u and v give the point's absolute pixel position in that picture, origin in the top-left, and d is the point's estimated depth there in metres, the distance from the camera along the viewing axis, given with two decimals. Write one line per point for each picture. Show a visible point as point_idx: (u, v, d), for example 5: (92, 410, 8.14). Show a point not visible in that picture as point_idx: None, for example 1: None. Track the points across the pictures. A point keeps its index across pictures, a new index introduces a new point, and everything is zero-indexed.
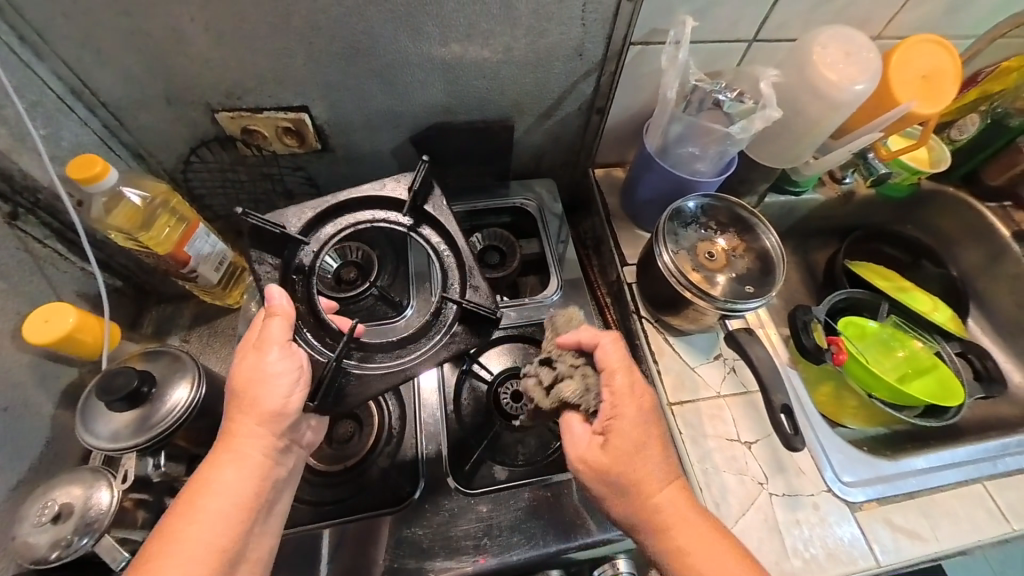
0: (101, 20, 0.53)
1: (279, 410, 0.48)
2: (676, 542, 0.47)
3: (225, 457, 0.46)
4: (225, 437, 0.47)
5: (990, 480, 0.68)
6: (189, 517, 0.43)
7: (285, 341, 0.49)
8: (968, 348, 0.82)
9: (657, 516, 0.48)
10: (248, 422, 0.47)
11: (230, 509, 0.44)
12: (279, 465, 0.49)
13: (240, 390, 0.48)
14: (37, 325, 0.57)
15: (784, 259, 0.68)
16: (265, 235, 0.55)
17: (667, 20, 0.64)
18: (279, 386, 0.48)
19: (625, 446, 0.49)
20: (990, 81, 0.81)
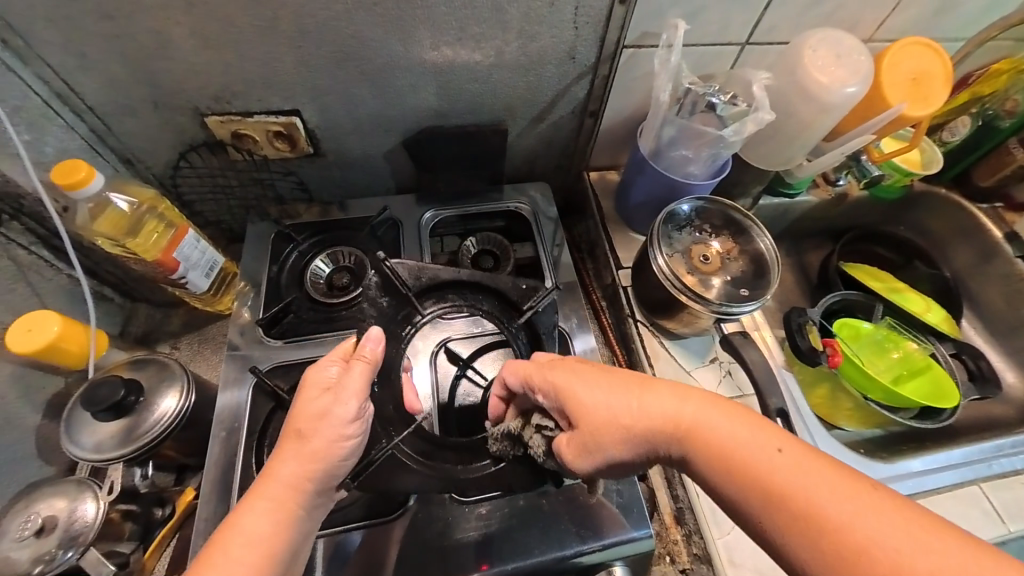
0: (84, 23, 0.52)
1: (335, 462, 0.47)
2: (724, 461, 0.39)
3: (264, 501, 0.43)
4: (267, 477, 0.45)
5: (985, 480, 0.68)
6: (216, 566, 0.39)
7: (360, 395, 0.49)
8: (961, 348, 0.82)
9: (701, 443, 0.41)
10: (299, 466, 0.45)
11: (258, 564, 0.41)
12: (308, 521, 0.46)
13: (298, 432, 0.47)
14: (18, 334, 0.55)
15: (779, 262, 0.67)
16: (394, 290, 0.59)
17: (659, 23, 0.64)
18: (344, 440, 0.47)
19: (602, 413, 0.46)
20: (982, 82, 0.83)
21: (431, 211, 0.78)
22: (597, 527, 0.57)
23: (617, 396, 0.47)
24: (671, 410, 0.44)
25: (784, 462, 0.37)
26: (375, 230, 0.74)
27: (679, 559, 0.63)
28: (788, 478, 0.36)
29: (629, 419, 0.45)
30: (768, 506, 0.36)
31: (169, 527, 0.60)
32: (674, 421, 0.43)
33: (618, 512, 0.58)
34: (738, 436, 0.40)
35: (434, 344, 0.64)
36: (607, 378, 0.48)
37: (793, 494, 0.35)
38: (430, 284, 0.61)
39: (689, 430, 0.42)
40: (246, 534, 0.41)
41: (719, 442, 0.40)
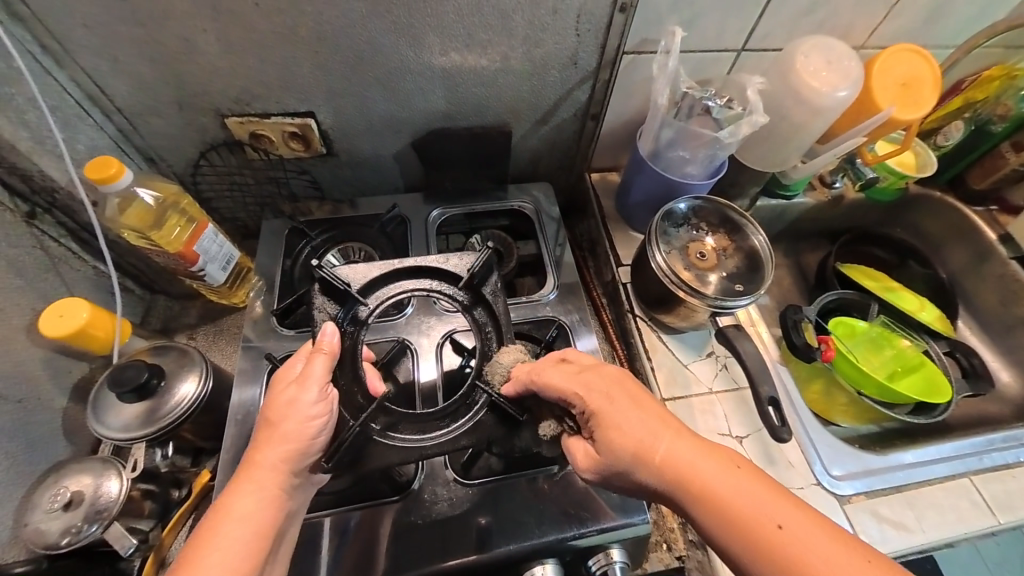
0: (117, 29, 0.56)
1: (308, 442, 0.50)
2: (734, 513, 0.41)
3: (250, 484, 0.48)
4: (249, 463, 0.49)
5: (977, 473, 0.70)
6: (212, 543, 0.44)
7: (324, 381, 0.51)
8: (955, 346, 0.83)
9: (714, 495, 0.42)
10: (275, 450, 0.49)
11: (250, 537, 0.46)
12: (292, 497, 0.50)
13: (272, 420, 0.50)
14: (51, 319, 0.59)
15: (772, 258, 0.70)
16: (334, 290, 0.56)
17: (656, 30, 0.67)
18: (313, 422, 0.50)
19: (634, 436, 0.47)
20: (974, 88, 0.86)
21: (438, 209, 0.82)
22: (596, 511, 0.59)
23: (644, 437, 0.47)
24: (706, 465, 0.44)
25: (810, 539, 0.39)
26: (384, 226, 0.77)
27: (676, 546, 0.65)
28: (799, 539, 0.39)
29: (657, 457, 0.46)
30: (774, 565, 0.39)
31: (186, 507, 0.63)
32: (705, 475, 0.43)
33: (615, 501, 0.60)
34: (752, 495, 0.42)
35: (440, 337, 0.67)
36: (641, 412, 0.48)
37: (799, 555, 0.38)
38: (370, 281, 0.57)
39: (700, 476, 0.44)
40: (235, 513, 0.46)
41: (740, 507, 0.41)
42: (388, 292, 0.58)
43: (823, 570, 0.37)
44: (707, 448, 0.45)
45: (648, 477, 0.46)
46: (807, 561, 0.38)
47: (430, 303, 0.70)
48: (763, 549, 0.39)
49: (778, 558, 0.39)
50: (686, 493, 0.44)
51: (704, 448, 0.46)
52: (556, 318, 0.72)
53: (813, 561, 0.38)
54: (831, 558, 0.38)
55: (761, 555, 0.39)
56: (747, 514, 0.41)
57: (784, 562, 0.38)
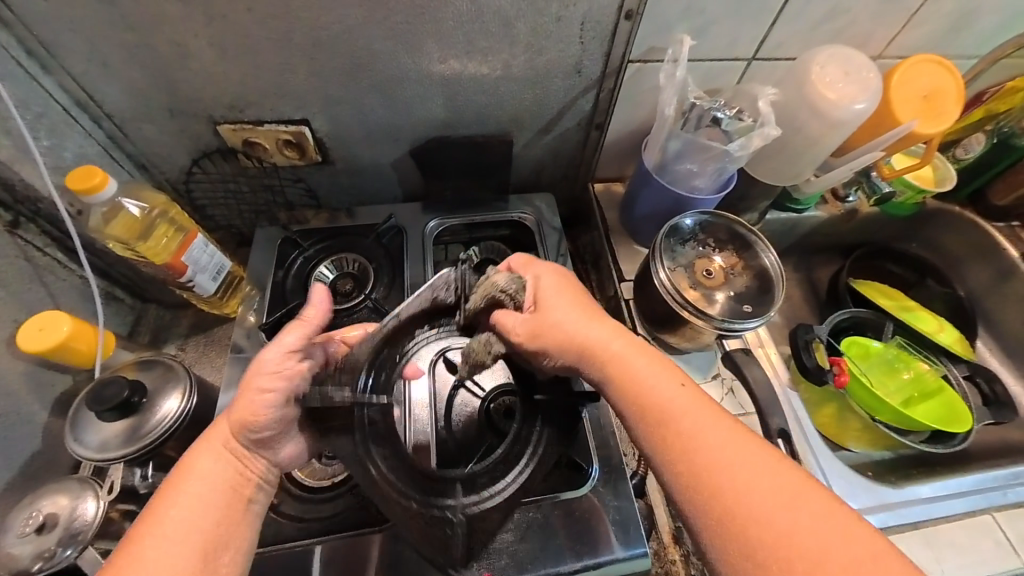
0: (105, 35, 0.54)
1: (264, 407, 0.46)
2: (644, 398, 0.46)
3: (208, 443, 0.46)
4: (214, 424, 0.47)
5: (999, 509, 0.66)
6: (169, 498, 0.43)
7: (291, 350, 0.49)
8: (976, 371, 0.79)
9: (635, 385, 0.46)
10: (239, 410, 0.46)
11: (202, 499, 0.43)
12: (255, 469, 0.47)
13: (244, 384, 0.48)
14: (31, 333, 0.57)
15: (783, 278, 0.67)
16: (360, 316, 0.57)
17: (665, 38, 0.64)
18: (264, 395, 0.46)
19: (577, 336, 0.51)
20: (997, 99, 0.81)
21: (436, 220, 0.79)
22: (593, 543, 0.56)
23: (589, 336, 0.50)
24: (652, 375, 0.47)
25: (723, 453, 0.41)
26: (380, 237, 0.75)
27: None
28: (699, 433, 0.42)
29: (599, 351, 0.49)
30: (671, 449, 0.43)
31: None
32: (650, 384, 0.46)
33: (614, 530, 0.57)
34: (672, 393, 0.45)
35: (433, 353, 0.61)
36: (587, 320, 0.51)
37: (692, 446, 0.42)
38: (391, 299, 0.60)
39: (625, 370, 0.48)
40: (194, 471, 0.44)
41: (655, 400, 0.45)
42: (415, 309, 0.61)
43: (731, 482, 0.40)
44: (658, 363, 0.48)
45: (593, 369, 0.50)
46: (720, 474, 0.40)
47: None
48: (682, 454, 0.42)
49: (693, 467, 0.41)
50: (624, 393, 0.47)
51: (655, 359, 0.48)
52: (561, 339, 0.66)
53: (704, 455, 0.41)
54: (748, 475, 0.40)
55: (676, 462, 0.42)
56: (679, 423, 0.43)
57: (696, 468, 0.41)
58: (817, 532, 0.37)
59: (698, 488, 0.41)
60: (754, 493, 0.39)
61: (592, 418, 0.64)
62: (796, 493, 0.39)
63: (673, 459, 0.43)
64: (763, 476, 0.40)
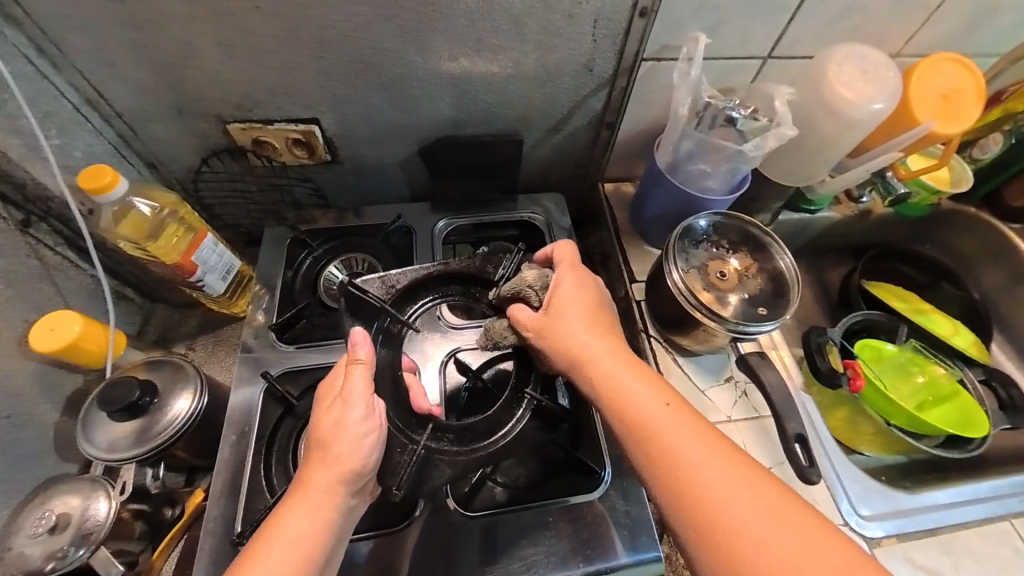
0: (114, 33, 0.53)
1: (361, 464, 0.47)
2: (632, 414, 0.47)
3: (303, 503, 0.45)
4: (304, 482, 0.46)
5: (1016, 516, 0.65)
6: (263, 559, 0.43)
7: (367, 399, 0.49)
8: (991, 375, 0.78)
9: (623, 401, 0.48)
10: (328, 473, 0.46)
11: (297, 562, 0.43)
12: (346, 517, 0.47)
13: (321, 441, 0.47)
14: (42, 333, 0.57)
15: (798, 281, 0.66)
16: (362, 305, 0.55)
17: (678, 36, 0.64)
18: (363, 441, 0.47)
19: (573, 346, 0.51)
20: (1015, 98, 0.78)
21: (444, 220, 0.79)
22: (604, 548, 0.56)
23: (583, 348, 0.51)
24: (641, 392, 0.48)
25: (706, 471, 0.43)
26: (389, 237, 0.75)
27: None
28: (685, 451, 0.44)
29: (589, 363, 0.50)
30: (657, 466, 0.44)
31: (177, 529, 0.61)
32: (638, 402, 0.47)
33: (625, 535, 0.57)
34: (660, 410, 0.46)
35: (445, 353, 0.65)
36: (586, 331, 0.52)
37: (676, 462, 0.43)
38: (400, 291, 0.58)
39: (613, 386, 0.48)
40: (289, 531, 0.44)
41: (642, 415, 0.46)
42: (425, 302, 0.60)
43: (710, 500, 0.41)
44: (647, 380, 0.49)
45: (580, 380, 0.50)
46: (701, 492, 0.42)
47: (434, 317, 0.68)
48: (665, 470, 0.44)
49: (675, 483, 0.43)
50: (612, 406, 0.48)
51: (644, 375, 0.49)
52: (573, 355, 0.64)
53: (688, 474, 0.43)
54: (729, 494, 0.41)
55: (660, 477, 0.44)
56: (664, 441, 0.45)
57: (679, 485, 0.43)
58: (798, 554, 0.38)
59: (679, 503, 0.43)
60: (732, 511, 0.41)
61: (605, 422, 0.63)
62: (775, 514, 0.40)
63: (659, 476, 0.44)
64: (743, 495, 0.41)
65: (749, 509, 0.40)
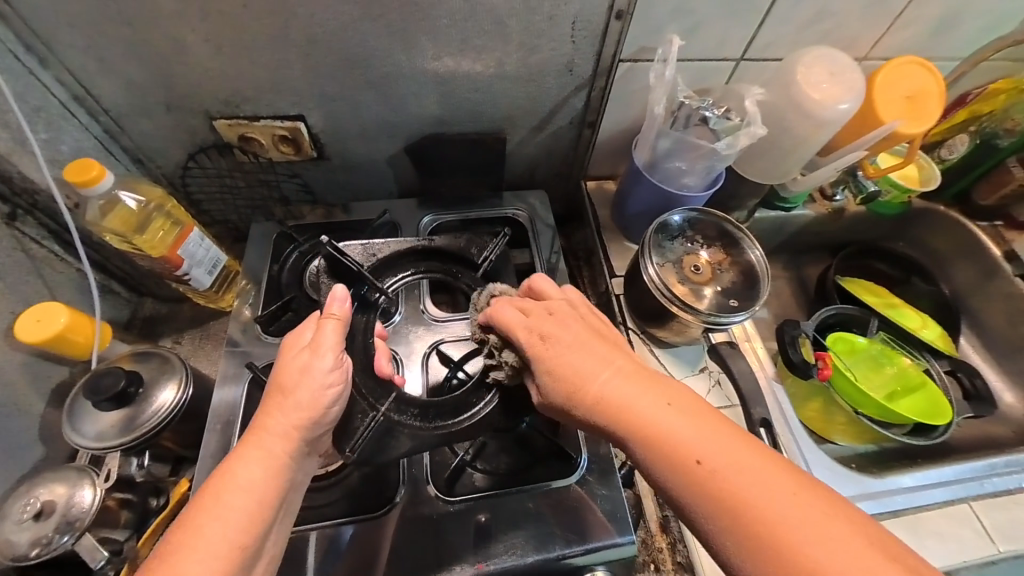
0: (103, 30, 0.55)
1: (322, 412, 0.49)
2: (659, 438, 0.41)
3: (257, 451, 0.45)
4: (258, 429, 0.47)
5: (977, 499, 0.68)
6: (213, 506, 0.42)
7: (337, 349, 0.51)
8: (957, 366, 0.81)
9: (651, 428, 0.42)
10: (288, 417, 0.47)
11: (253, 508, 0.43)
12: (299, 468, 0.48)
13: (282, 387, 0.49)
14: (28, 323, 0.58)
15: (769, 273, 0.68)
16: (340, 265, 0.64)
17: (654, 38, 0.66)
18: (327, 391, 0.49)
19: (570, 376, 0.47)
20: (980, 101, 0.83)
21: (431, 215, 0.80)
22: (582, 530, 0.57)
23: (616, 395, 0.44)
24: (690, 430, 0.41)
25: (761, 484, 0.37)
26: (376, 233, 0.76)
27: (664, 568, 0.62)
28: (731, 467, 0.38)
29: (595, 392, 0.45)
30: (710, 495, 0.38)
31: (162, 518, 0.60)
32: (691, 444, 0.40)
33: (603, 518, 0.58)
34: (687, 425, 0.41)
35: (428, 346, 0.67)
36: (608, 378, 0.46)
37: (731, 485, 0.37)
38: (381, 261, 0.67)
39: (633, 414, 0.43)
40: (240, 479, 0.44)
41: (676, 437, 0.40)
42: (404, 276, 0.68)
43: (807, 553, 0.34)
44: (696, 415, 0.42)
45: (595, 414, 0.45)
46: (796, 542, 0.34)
47: (418, 311, 0.69)
48: (716, 493, 0.37)
49: (769, 536, 0.35)
50: (666, 462, 0.40)
51: (689, 408, 0.42)
52: None
53: (747, 496, 0.37)
54: (825, 540, 0.34)
55: (738, 523, 0.36)
56: (727, 483, 0.37)
57: (748, 517, 0.36)
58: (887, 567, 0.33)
59: (743, 527, 0.36)
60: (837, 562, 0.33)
61: None
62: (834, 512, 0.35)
63: (717, 506, 0.37)
64: (836, 531, 0.34)
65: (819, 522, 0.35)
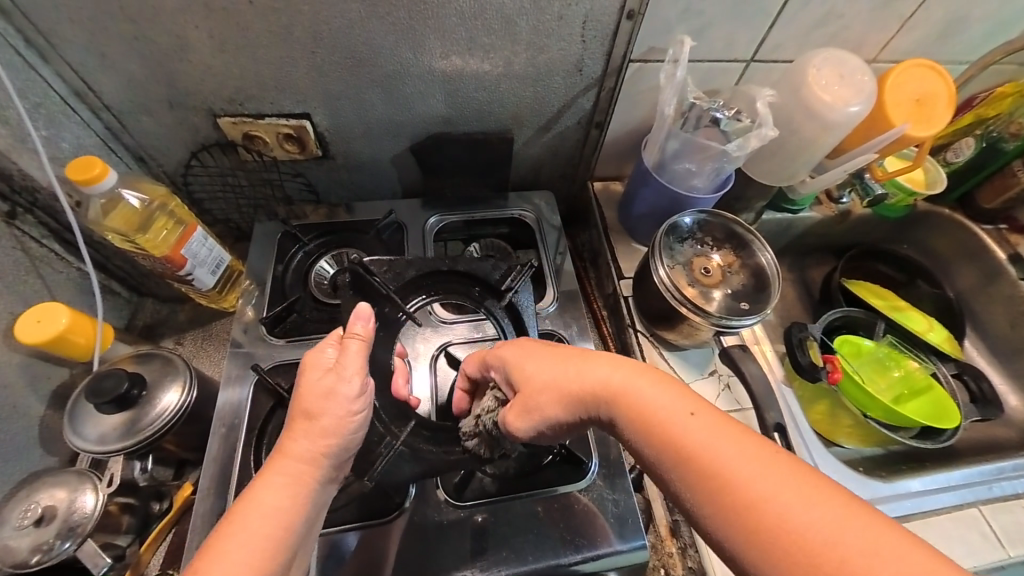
0: (105, 25, 0.53)
1: (346, 438, 0.48)
2: (632, 413, 0.42)
3: (281, 476, 0.44)
4: (282, 454, 0.45)
5: (985, 503, 0.68)
6: (238, 532, 0.40)
7: (361, 374, 0.49)
8: (963, 369, 0.81)
9: (626, 405, 0.42)
10: (314, 444, 0.46)
11: (277, 535, 0.42)
12: (323, 494, 0.47)
13: (307, 412, 0.47)
14: (29, 324, 0.57)
15: (779, 276, 0.68)
16: (367, 285, 0.58)
17: (665, 38, 0.65)
18: (353, 418, 0.48)
19: (544, 371, 0.48)
20: (986, 105, 0.83)
21: (436, 216, 0.80)
22: (592, 536, 0.57)
23: (587, 381, 0.45)
24: (664, 405, 0.41)
25: (731, 451, 0.37)
26: (380, 233, 0.75)
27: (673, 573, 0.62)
28: (701, 437, 0.38)
29: (565, 383, 0.46)
30: (681, 466, 0.38)
31: (165, 521, 0.61)
32: (667, 414, 0.40)
33: (612, 525, 0.58)
34: (662, 400, 0.41)
35: (436, 348, 0.66)
36: (578, 365, 0.47)
37: (701, 456, 0.37)
38: (405, 281, 0.61)
39: (608, 395, 0.44)
40: (265, 504, 0.42)
41: (648, 411, 0.41)
42: (425, 296, 0.64)
43: (787, 513, 0.33)
44: (667, 384, 0.42)
45: (566, 403, 0.46)
46: (768, 505, 0.34)
47: (426, 312, 0.69)
48: (686, 460, 0.38)
49: (740, 503, 0.35)
50: (642, 434, 0.41)
51: (666, 387, 0.42)
52: (554, 331, 0.71)
53: (718, 464, 0.36)
54: (802, 498, 0.34)
55: (707, 490, 0.36)
56: (702, 452, 0.37)
57: (717, 485, 0.36)
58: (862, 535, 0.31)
59: (709, 492, 0.36)
60: (818, 518, 0.33)
61: (595, 431, 0.64)
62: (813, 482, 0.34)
63: (689, 476, 0.37)
64: (812, 491, 0.34)
65: (788, 487, 0.34)
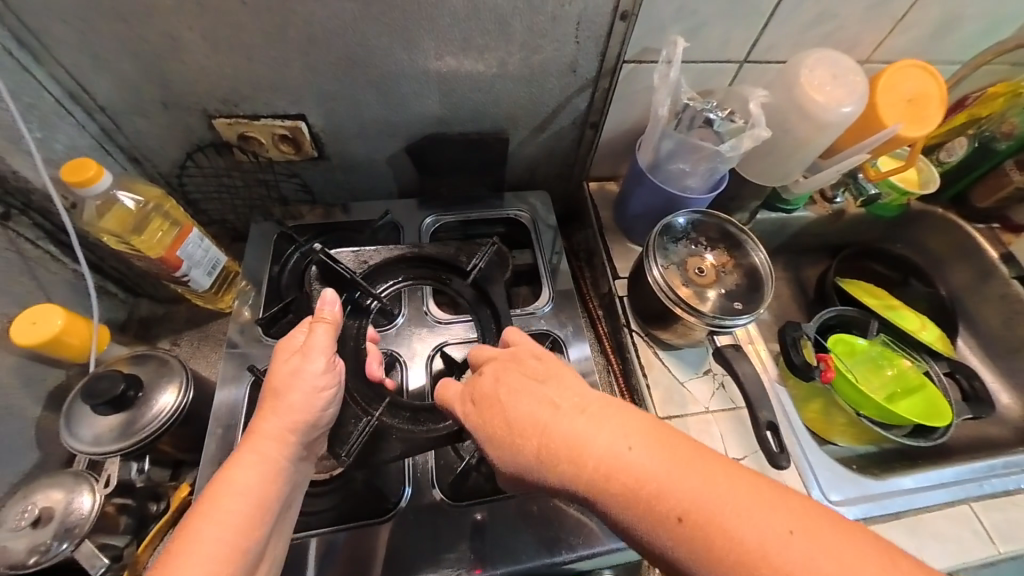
0: (100, 27, 0.54)
1: (315, 414, 0.49)
2: (620, 476, 0.39)
3: (253, 455, 0.45)
4: (254, 434, 0.46)
5: (977, 501, 0.69)
6: (210, 510, 0.41)
7: (329, 352, 0.51)
8: (956, 367, 0.82)
9: (614, 466, 0.39)
10: (283, 422, 0.47)
11: (251, 511, 0.42)
12: (296, 472, 0.47)
13: (275, 391, 0.48)
14: (23, 326, 0.57)
15: (773, 275, 0.68)
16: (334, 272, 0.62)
17: (658, 39, 0.66)
18: (320, 394, 0.49)
19: (524, 423, 0.45)
20: (979, 104, 0.84)
21: (431, 216, 0.80)
22: (586, 536, 0.57)
23: (570, 437, 0.42)
24: (654, 463, 0.38)
25: (731, 512, 0.35)
26: (376, 232, 0.75)
27: None
28: (698, 498, 0.36)
29: (545, 439, 0.43)
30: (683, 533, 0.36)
31: (163, 523, 0.60)
32: (656, 478, 0.38)
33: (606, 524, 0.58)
34: (653, 457, 0.39)
35: (431, 348, 0.66)
36: (555, 419, 0.44)
37: (702, 520, 0.35)
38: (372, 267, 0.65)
39: (594, 455, 0.40)
40: (238, 483, 0.43)
41: (637, 473, 0.38)
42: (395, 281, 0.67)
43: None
44: (651, 440, 0.40)
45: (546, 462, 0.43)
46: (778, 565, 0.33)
47: (421, 312, 0.69)
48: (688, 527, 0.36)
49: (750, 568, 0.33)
50: (633, 502, 0.38)
51: (654, 440, 0.40)
52: (549, 331, 0.71)
53: (720, 527, 0.35)
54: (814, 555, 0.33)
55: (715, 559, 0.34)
56: (701, 515, 0.35)
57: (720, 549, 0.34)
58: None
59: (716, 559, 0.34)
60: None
61: None
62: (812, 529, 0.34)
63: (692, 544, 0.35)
64: (817, 542, 0.33)
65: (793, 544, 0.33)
